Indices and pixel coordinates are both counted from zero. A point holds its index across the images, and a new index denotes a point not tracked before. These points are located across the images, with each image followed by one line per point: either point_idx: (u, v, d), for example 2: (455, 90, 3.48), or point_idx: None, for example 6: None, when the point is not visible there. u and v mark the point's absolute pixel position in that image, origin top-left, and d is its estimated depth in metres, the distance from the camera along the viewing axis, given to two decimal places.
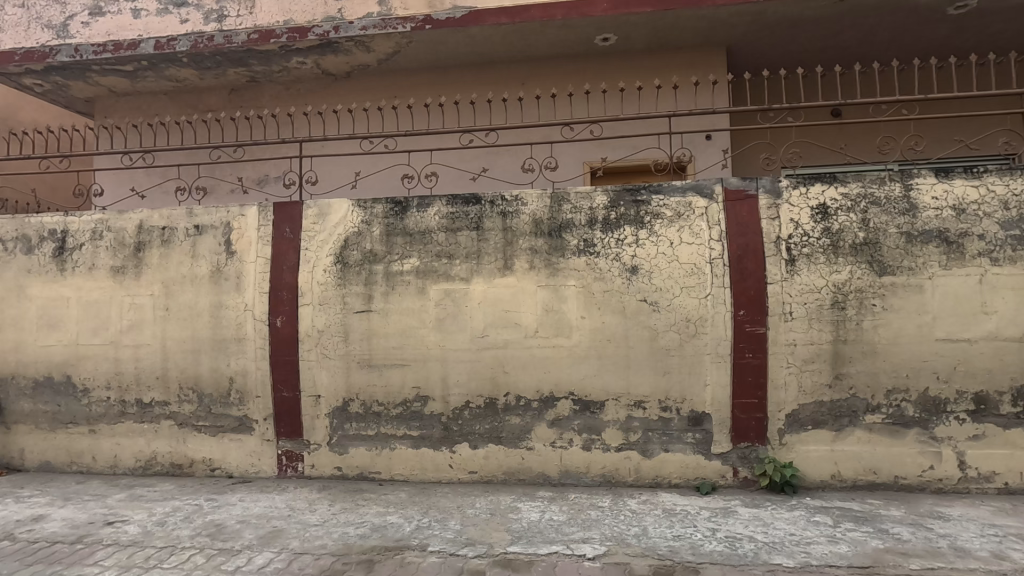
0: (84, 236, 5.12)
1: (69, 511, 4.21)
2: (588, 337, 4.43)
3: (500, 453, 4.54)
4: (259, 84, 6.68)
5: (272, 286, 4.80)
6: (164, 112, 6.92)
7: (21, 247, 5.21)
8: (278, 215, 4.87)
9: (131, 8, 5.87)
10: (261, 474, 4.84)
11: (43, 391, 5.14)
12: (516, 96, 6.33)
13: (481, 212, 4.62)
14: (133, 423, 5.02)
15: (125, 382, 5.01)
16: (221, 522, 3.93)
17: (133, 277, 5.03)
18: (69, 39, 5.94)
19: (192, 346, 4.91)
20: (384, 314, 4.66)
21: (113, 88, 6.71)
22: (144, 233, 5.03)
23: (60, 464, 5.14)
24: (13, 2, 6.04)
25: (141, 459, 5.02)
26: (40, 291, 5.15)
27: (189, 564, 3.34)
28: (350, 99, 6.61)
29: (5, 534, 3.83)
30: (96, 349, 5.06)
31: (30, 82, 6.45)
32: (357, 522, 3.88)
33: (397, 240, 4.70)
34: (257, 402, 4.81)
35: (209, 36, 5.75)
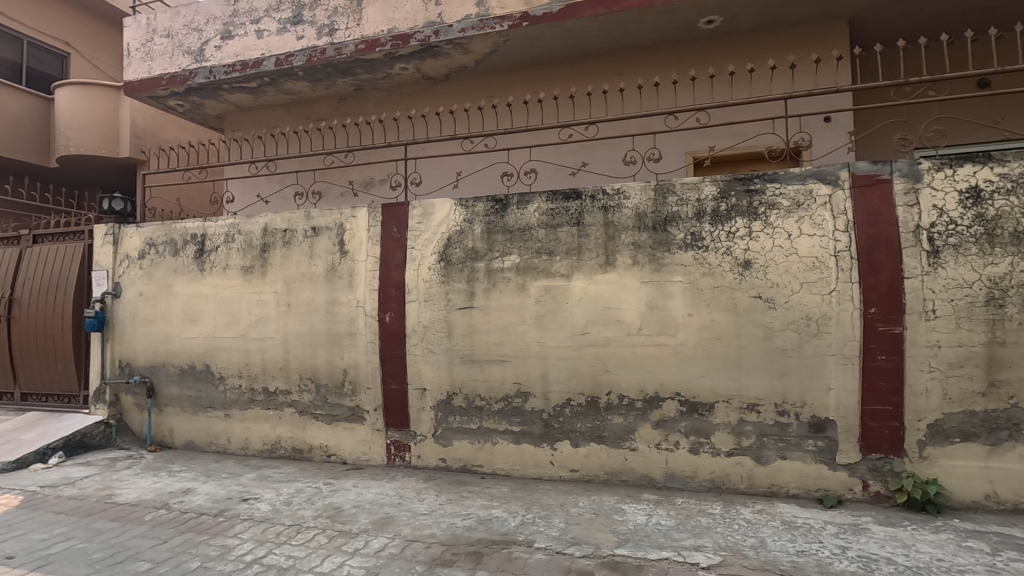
0: (219, 239, 5.67)
1: (210, 486, 4.69)
2: (696, 336, 4.22)
3: (602, 452, 4.45)
4: (365, 92, 7.04)
5: (381, 284, 5.05)
6: (282, 124, 7.49)
7: (169, 250, 5.87)
8: (386, 215, 5.11)
9: (255, 30, 6.41)
10: (372, 462, 5.11)
11: (187, 378, 5.76)
12: (616, 88, 6.18)
13: (581, 207, 4.55)
14: (260, 409, 5.49)
15: (253, 371, 5.49)
16: (339, 505, 4.20)
17: (259, 276, 5.49)
18: (205, 62, 6.60)
19: (310, 340, 5.28)
20: (486, 311, 4.74)
21: (240, 104, 7.38)
22: (268, 235, 5.48)
23: (201, 444, 5.74)
24: (160, 32, 6.81)
25: (267, 443, 5.48)
26: (184, 289, 5.78)
27: (313, 543, 3.59)
28: (450, 101, 6.79)
29: (161, 503, 4.34)
30: (229, 341, 5.59)
31: (173, 103, 7.24)
32: (463, 513, 3.97)
33: (498, 237, 4.75)
34: (368, 393, 5.08)
35: (322, 50, 6.14)
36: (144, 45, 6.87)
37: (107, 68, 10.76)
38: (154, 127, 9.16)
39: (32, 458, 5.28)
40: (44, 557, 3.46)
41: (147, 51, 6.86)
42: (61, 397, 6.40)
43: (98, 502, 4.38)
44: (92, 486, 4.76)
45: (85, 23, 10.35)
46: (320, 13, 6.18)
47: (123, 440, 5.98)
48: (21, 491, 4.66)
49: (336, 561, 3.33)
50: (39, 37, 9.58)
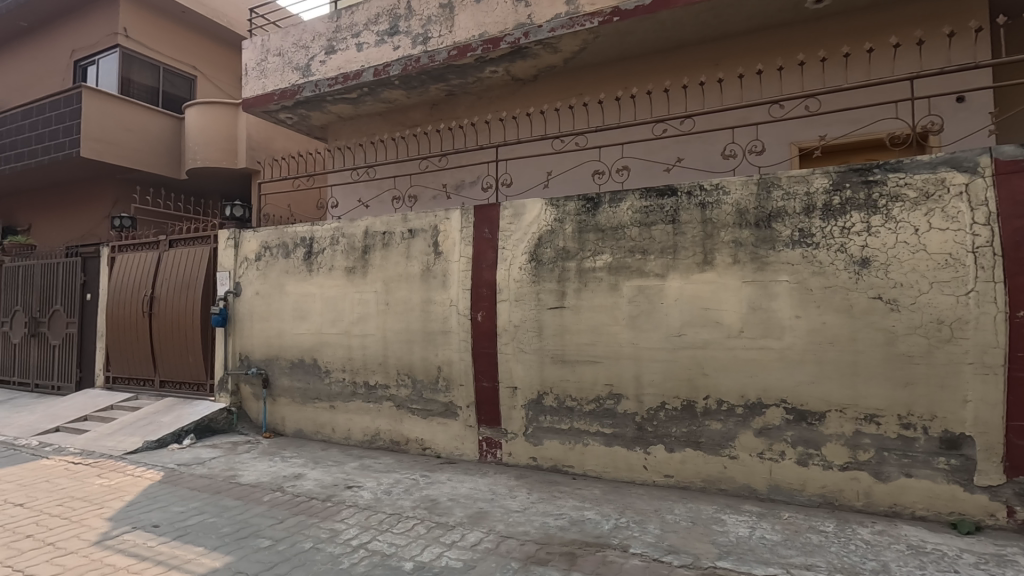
0: (325, 242, 6.07)
1: (318, 473, 5.03)
2: (805, 340, 3.94)
3: (699, 459, 4.28)
4: (456, 97, 7.24)
5: (474, 283, 5.17)
6: (380, 132, 7.88)
7: (282, 252, 6.37)
8: (479, 217, 5.22)
9: (356, 44, 6.80)
10: (464, 457, 5.25)
11: (297, 370, 6.22)
12: (712, 78, 5.91)
13: (677, 204, 4.40)
14: (362, 402, 5.81)
15: (355, 366, 5.82)
16: (435, 498, 4.35)
17: (361, 276, 5.82)
18: (311, 77, 7.09)
19: (407, 337, 5.52)
20: (577, 311, 4.71)
21: (341, 115, 7.85)
22: (369, 238, 5.79)
23: (309, 432, 6.18)
24: (272, 52, 7.40)
25: (368, 434, 5.80)
26: (294, 288, 6.24)
27: (413, 532, 3.74)
28: (538, 102, 6.82)
29: (277, 486, 4.72)
30: (334, 337, 5.97)
31: (283, 116, 7.85)
32: (556, 513, 3.97)
33: (589, 236, 4.71)
34: (461, 389, 5.23)
35: (416, 58, 6.39)
36: (259, 64, 7.49)
37: (228, 87, 11.87)
38: (267, 140, 9.98)
39: (170, 438, 5.96)
40: (183, 527, 3.87)
41: (261, 70, 7.48)
42: (192, 385, 7.14)
43: (224, 481, 4.85)
44: (219, 466, 5.27)
45: (210, 48, 11.50)
46: (415, 23, 6.43)
47: (243, 426, 6.56)
48: (162, 467, 5.25)
49: (435, 551, 3.45)
50: (173, 63, 10.81)
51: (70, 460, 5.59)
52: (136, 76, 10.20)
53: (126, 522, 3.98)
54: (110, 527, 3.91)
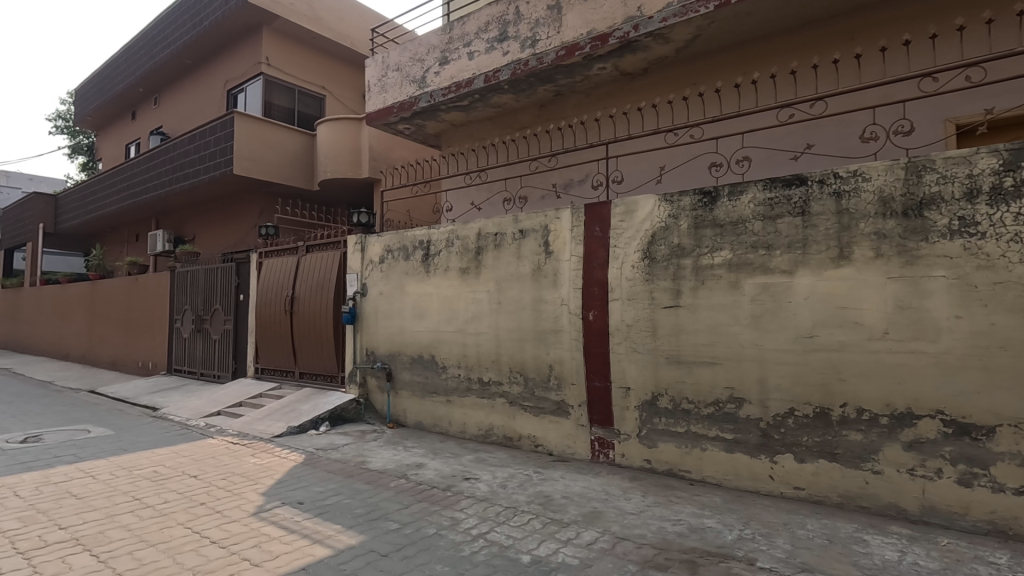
0: (441, 244, 6.39)
1: (438, 463, 5.31)
2: (967, 342, 3.46)
3: (835, 471, 3.92)
4: (564, 97, 7.26)
5: (585, 282, 5.16)
6: (490, 136, 8.12)
7: (402, 255, 6.80)
8: (589, 215, 5.21)
9: (467, 53, 7.08)
10: (576, 456, 5.25)
11: (417, 366, 6.61)
12: (848, 54, 5.38)
13: (806, 194, 4.07)
14: (476, 397, 6.03)
15: (470, 363, 6.06)
16: (549, 494, 4.40)
17: (475, 276, 6.04)
18: (427, 88, 7.49)
19: (519, 335, 5.64)
20: (694, 310, 4.52)
21: (454, 122, 8.20)
22: (482, 239, 5.99)
23: (428, 424, 6.53)
24: (391, 67, 7.91)
25: (482, 428, 6.00)
26: (414, 288, 6.63)
27: (529, 526, 3.82)
28: (649, 95, 6.64)
29: (401, 473, 5.05)
30: (450, 335, 6.25)
31: (401, 128, 8.36)
32: (673, 519, 3.84)
33: (706, 232, 4.51)
34: (573, 388, 5.24)
35: (525, 61, 6.50)
36: (380, 80, 8.05)
37: (352, 103, 12.87)
38: (387, 150, 10.69)
39: (308, 425, 6.61)
40: (323, 506, 4.28)
41: (382, 85, 8.03)
42: (326, 377, 7.86)
43: (355, 466, 5.28)
44: (351, 452, 5.75)
45: (336, 69, 12.54)
46: (524, 27, 6.55)
47: (370, 416, 7.09)
48: (303, 451, 5.84)
49: (551, 547, 3.50)
50: (306, 85, 11.95)
51: (230, 440, 6.41)
52: (276, 100, 11.42)
53: (276, 498, 4.48)
54: (264, 501, 4.42)
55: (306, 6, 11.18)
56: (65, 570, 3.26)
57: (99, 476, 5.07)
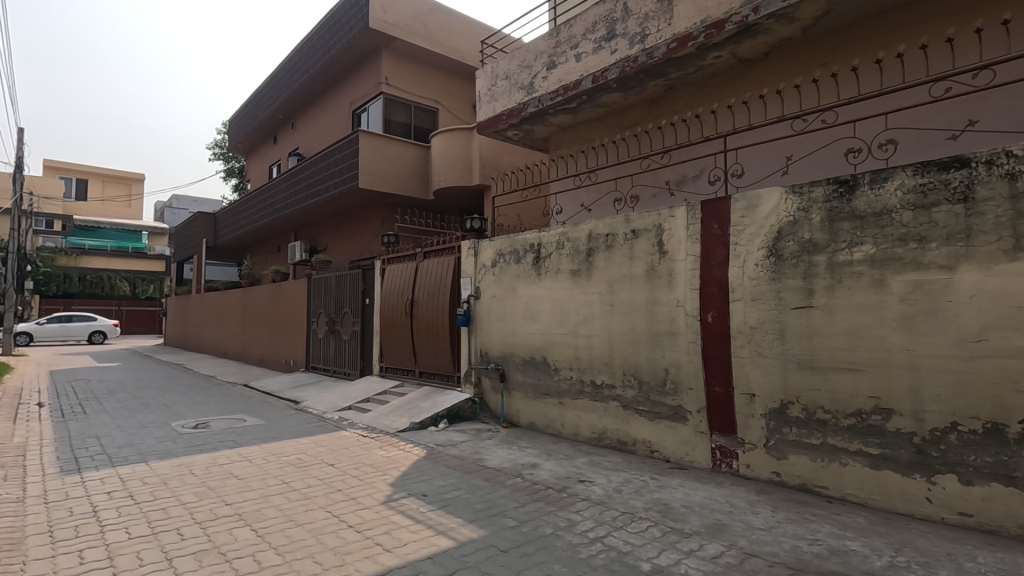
0: (551, 247, 6.45)
1: (552, 464, 5.35)
2: None
3: (1013, 498, 3.37)
4: (675, 91, 7.01)
5: (703, 283, 4.94)
6: (597, 136, 8.06)
7: (514, 258, 6.96)
8: (706, 212, 4.98)
9: (574, 55, 7.09)
10: (696, 464, 5.01)
11: (529, 367, 6.71)
12: (1020, 13, 4.65)
13: (969, 178, 3.57)
14: (589, 400, 5.99)
15: (582, 365, 6.03)
16: (668, 502, 4.25)
17: (586, 278, 6.02)
18: (535, 93, 7.60)
19: (632, 338, 5.52)
20: (829, 311, 4.14)
21: (562, 125, 8.23)
22: (594, 241, 5.96)
23: (541, 425, 6.58)
24: (500, 76, 8.13)
25: (595, 431, 5.93)
26: (525, 290, 6.76)
27: (648, 534, 3.72)
28: (772, 80, 6.20)
29: (517, 472, 5.16)
30: (561, 337, 6.28)
31: (510, 134, 8.55)
32: (809, 538, 3.54)
33: (843, 225, 4.11)
34: (691, 393, 5.02)
35: (634, 58, 6.37)
36: (490, 90, 8.30)
37: (463, 114, 13.41)
38: (496, 156, 10.98)
39: (429, 421, 6.97)
40: (445, 499, 4.50)
41: (491, 94, 8.28)
42: (443, 377, 8.24)
43: (473, 463, 5.49)
44: (468, 450, 5.98)
45: (448, 82, 13.14)
46: (633, 23, 6.42)
47: (485, 415, 7.32)
48: (425, 446, 6.18)
49: (672, 557, 3.37)
50: (421, 101, 12.66)
51: (360, 433, 6.94)
52: (395, 116, 12.22)
53: (402, 489, 4.78)
54: (392, 491, 4.74)
55: (420, 26, 11.84)
56: (231, 541, 3.73)
57: (254, 460, 5.75)
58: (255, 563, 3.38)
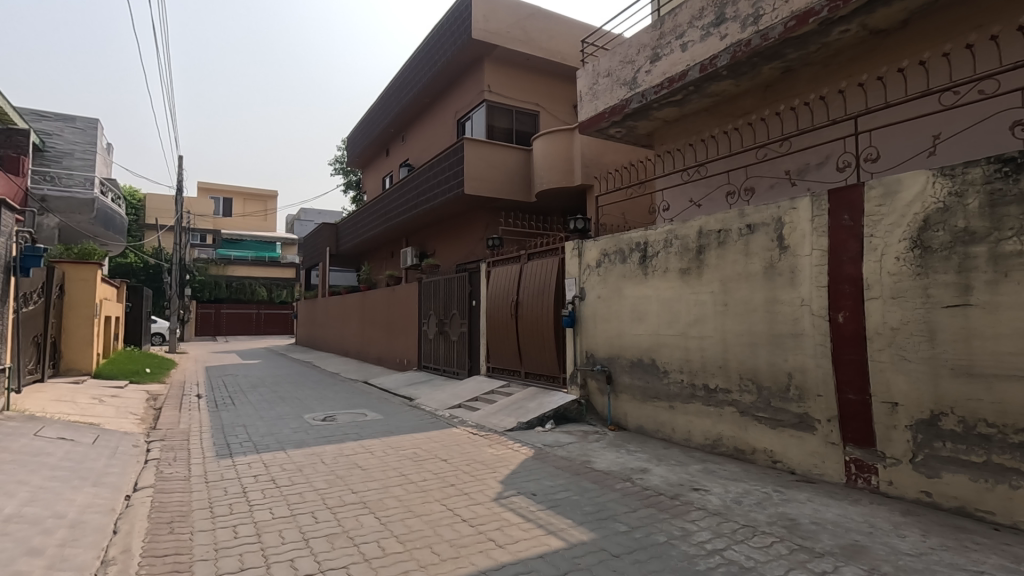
0: (659, 245, 6.25)
1: (663, 470, 5.17)
2: None
3: None
4: (795, 72, 6.50)
5: (832, 279, 4.52)
6: (706, 128, 7.69)
7: (619, 258, 6.83)
8: (834, 202, 4.55)
9: (680, 45, 6.82)
10: (826, 478, 4.58)
11: (637, 369, 6.54)
12: None
13: None
14: (702, 405, 5.71)
15: (694, 368, 5.77)
16: (795, 518, 3.93)
17: (697, 276, 5.76)
18: (638, 88, 7.42)
19: (749, 340, 5.19)
20: (992, 310, 3.60)
21: (667, 119, 7.94)
22: (704, 237, 5.70)
23: (650, 429, 6.37)
24: (602, 74, 8.02)
25: (709, 438, 5.64)
26: (631, 290, 6.61)
27: (773, 551, 3.46)
28: (913, 51, 5.55)
29: (626, 476, 5.05)
30: (671, 338, 6.05)
31: (613, 132, 8.41)
32: (971, 569, 3.09)
33: (1008, 210, 3.56)
34: (819, 400, 4.62)
35: (746, 42, 5.98)
36: (591, 88, 8.22)
37: (564, 115, 13.41)
38: (598, 155, 10.85)
39: (536, 421, 7.04)
40: (554, 500, 4.51)
41: (593, 93, 8.20)
42: (549, 377, 8.29)
43: (581, 465, 5.45)
44: (575, 451, 5.96)
45: (549, 85, 13.22)
46: (744, 5, 6.03)
47: (591, 417, 7.23)
48: (532, 445, 6.25)
49: None
50: (522, 105, 12.85)
51: (470, 431, 7.19)
52: (497, 122, 12.52)
53: (512, 487, 4.88)
54: (502, 489, 4.84)
55: (520, 32, 12.03)
56: (358, 526, 4.03)
57: (374, 453, 6.16)
58: (379, 549, 3.61)
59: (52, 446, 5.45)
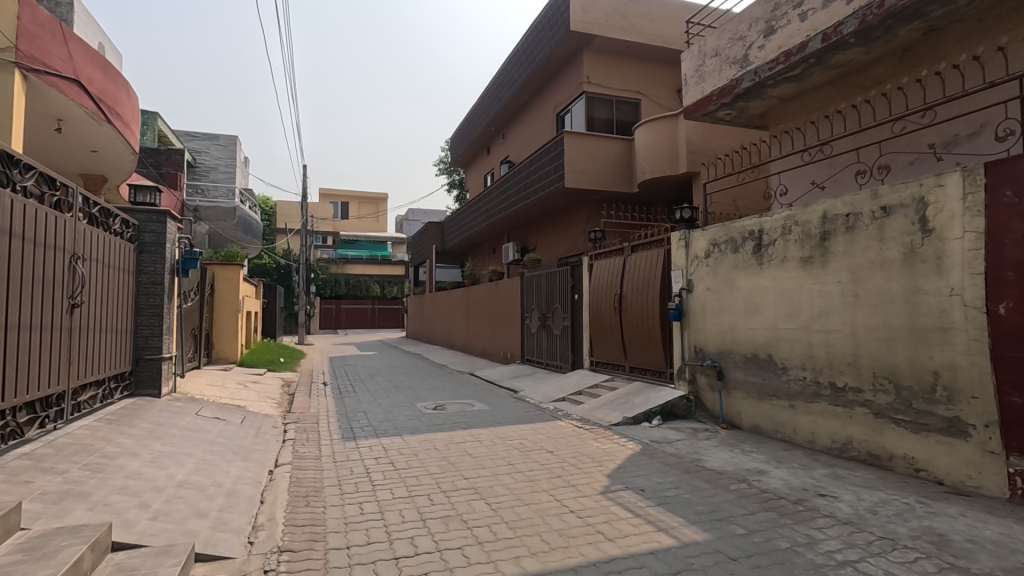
0: (776, 233, 5.83)
1: (783, 472, 4.84)
2: None
3: None
4: (940, 31, 5.76)
5: (990, 265, 3.97)
6: (830, 103, 7.06)
7: (730, 248, 6.48)
8: (993, 177, 3.98)
9: (798, 14, 6.38)
10: (984, 491, 4.04)
11: (752, 365, 6.16)
12: None
13: None
14: (827, 404, 5.27)
15: (818, 364, 5.33)
16: (944, 533, 3.51)
17: (821, 266, 5.31)
18: (750, 66, 6.97)
19: (885, 334, 4.70)
20: None
21: (784, 96, 7.37)
22: (829, 223, 5.24)
23: (768, 429, 5.97)
24: (709, 54, 7.62)
25: (837, 440, 5.18)
26: (745, 281, 6.24)
27: (918, 567, 3.12)
28: None
29: (741, 477, 4.79)
30: (791, 333, 5.64)
31: (721, 115, 7.95)
32: None
33: None
34: (974, 403, 4.08)
35: (879, 3, 5.37)
36: (698, 70, 7.84)
37: (667, 101, 12.93)
38: (706, 141, 10.37)
39: (642, 417, 6.90)
40: (664, 497, 4.40)
41: (699, 74, 7.81)
42: (655, 372, 8.08)
43: (692, 463, 5.26)
44: (685, 448, 5.76)
45: (651, 71, 12.80)
46: None
47: (701, 414, 6.94)
48: (639, 441, 6.13)
49: None
50: (623, 94, 12.56)
51: (575, 424, 7.20)
52: (596, 114, 12.35)
53: (619, 481, 4.83)
54: (610, 483, 4.81)
55: (621, 19, 11.75)
56: (471, 510, 4.21)
57: (483, 441, 6.38)
58: (492, 534, 3.75)
59: (209, 424, 6.26)
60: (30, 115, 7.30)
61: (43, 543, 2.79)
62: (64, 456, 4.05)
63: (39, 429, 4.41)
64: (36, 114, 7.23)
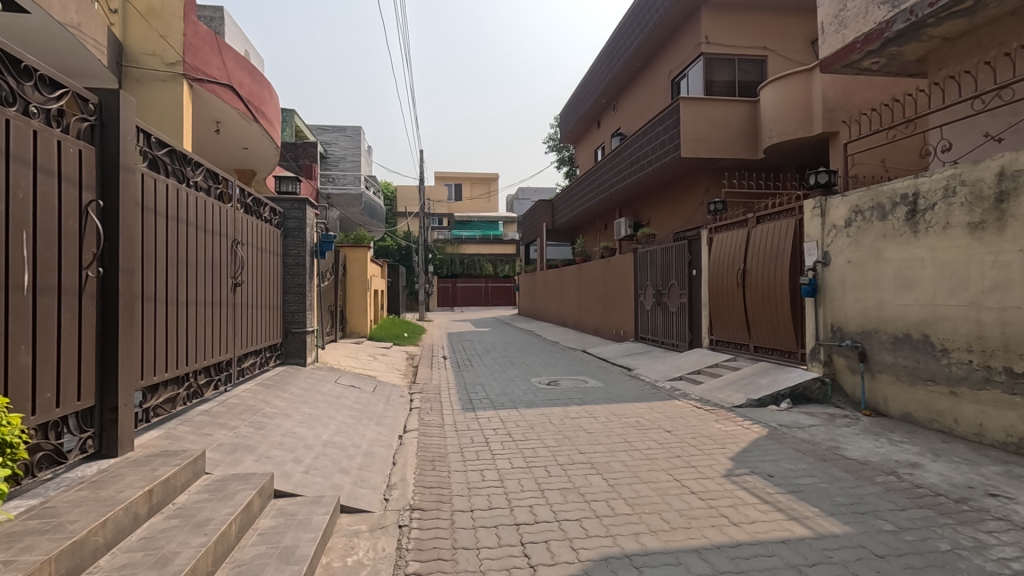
0: (936, 195, 5.08)
1: (941, 467, 4.29)
2: None
3: None
4: None
5: None
6: (1013, 37, 5.91)
7: (877, 215, 5.77)
8: None
9: None
10: None
11: (903, 347, 5.49)
12: None
13: None
14: (1000, 393, 4.57)
15: (990, 346, 4.62)
16: None
17: (996, 232, 4.56)
18: (903, 4, 6.02)
19: None
20: None
21: (948, 36, 6.36)
22: (1007, 180, 4.47)
23: (922, 418, 5.32)
24: None
25: (1012, 434, 4.48)
26: (895, 252, 5.54)
27: None
28: None
29: (889, 469, 4.32)
30: (955, 310, 4.92)
31: (867, 64, 7.03)
32: None
33: None
34: None
35: None
36: (838, 16, 6.90)
37: (799, 55, 11.72)
38: (846, 95, 9.28)
39: (769, 399, 6.46)
40: (796, 485, 4.10)
41: (840, 21, 6.88)
42: (783, 352, 7.52)
43: (828, 451, 4.84)
44: (820, 435, 5.31)
45: (780, 22, 11.64)
46: None
47: (839, 399, 6.34)
48: (765, 424, 5.77)
49: None
50: (747, 51, 11.58)
51: (694, 405, 6.94)
52: (716, 76, 11.55)
53: (745, 465, 4.58)
54: (734, 466, 4.58)
55: None
56: (588, 484, 4.24)
57: (598, 418, 6.38)
58: (609, 508, 3.76)
59: (347, 391, 6.91)
60: (196, 120, 8.40)
61: (223, 486, 3.28)
62: (233, 414, 4.70)
63: (214, 390, 5.16)
64: (201, 119, 8.31)
